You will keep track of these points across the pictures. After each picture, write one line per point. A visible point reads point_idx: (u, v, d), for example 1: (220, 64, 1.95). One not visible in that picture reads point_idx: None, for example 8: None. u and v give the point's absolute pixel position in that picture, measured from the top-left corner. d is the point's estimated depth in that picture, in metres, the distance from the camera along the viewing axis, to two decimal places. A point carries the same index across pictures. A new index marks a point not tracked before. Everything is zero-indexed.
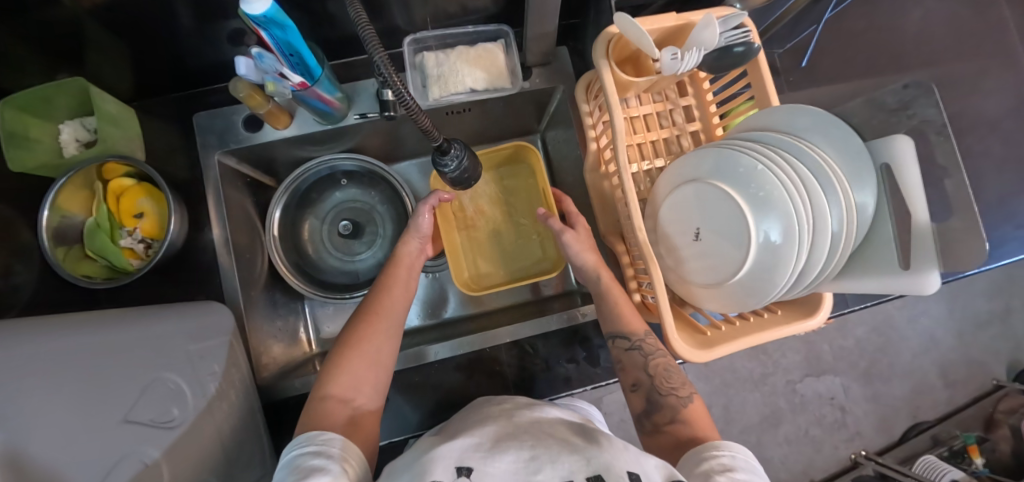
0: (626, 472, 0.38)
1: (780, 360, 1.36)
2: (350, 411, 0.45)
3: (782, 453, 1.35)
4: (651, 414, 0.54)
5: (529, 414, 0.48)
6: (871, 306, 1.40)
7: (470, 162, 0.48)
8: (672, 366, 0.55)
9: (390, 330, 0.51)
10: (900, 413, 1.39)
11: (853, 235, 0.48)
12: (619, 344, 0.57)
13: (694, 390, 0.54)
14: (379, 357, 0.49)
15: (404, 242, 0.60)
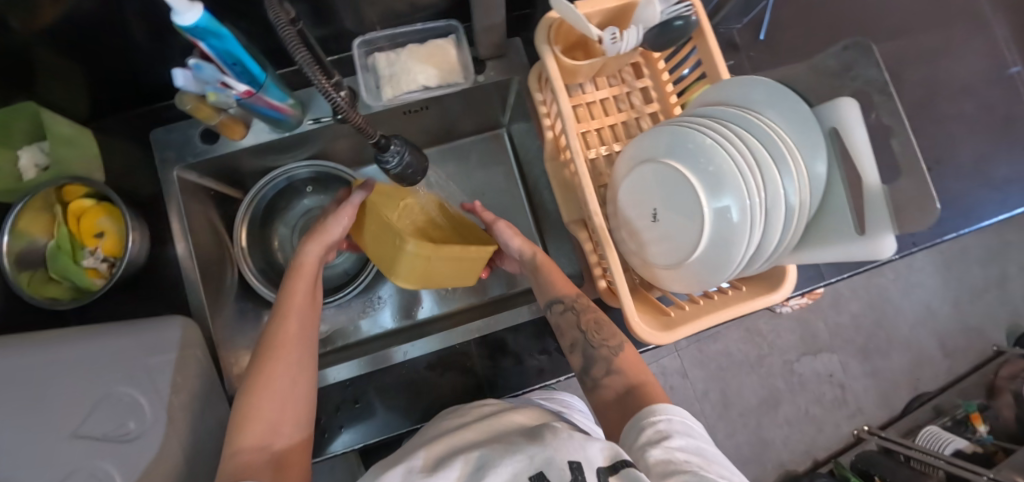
0: (568, 461, 0.38)
1: (775, 341, 1.36)
2: (272, 455, 0.42)
3: (784, 435, 1.33)
4: (589, 370, 0.53)
5: (484, 423, 0.49)
6: (864, 280, 1.40)
7: (413, 157, 0.49)
8: (602, 321, 0.56)
9: (300, 361, 0.48)
10: (901, 386, 1.37)
11: (808, 204, 0.47)
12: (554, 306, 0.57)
13: (624, 338, 0.54)
14: (292, 392, 0.46)
15: (304, 249, 0.54)
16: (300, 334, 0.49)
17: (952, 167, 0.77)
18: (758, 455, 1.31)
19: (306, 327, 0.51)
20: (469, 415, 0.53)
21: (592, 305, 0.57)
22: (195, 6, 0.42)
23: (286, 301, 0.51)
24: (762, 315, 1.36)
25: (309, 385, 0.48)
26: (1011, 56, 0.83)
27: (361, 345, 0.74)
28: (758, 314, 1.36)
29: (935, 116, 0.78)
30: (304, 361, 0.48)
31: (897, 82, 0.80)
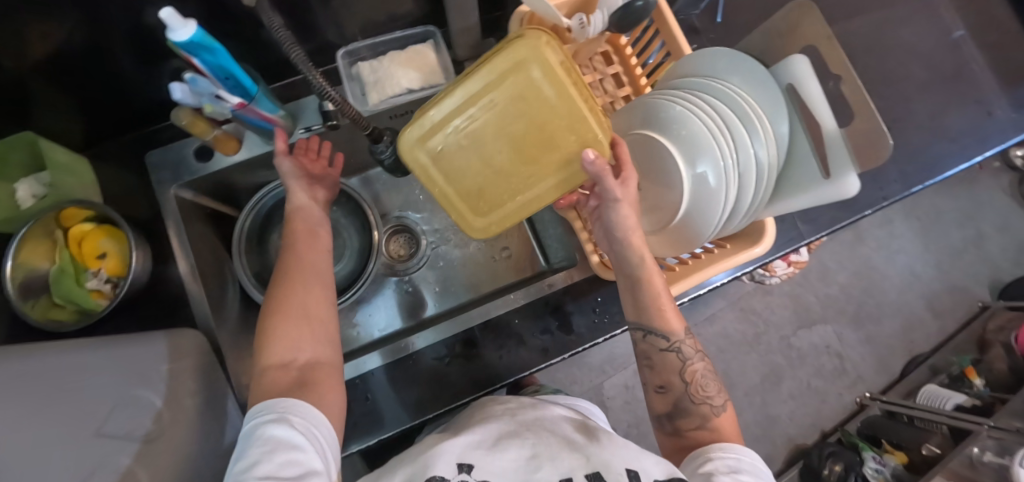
0: (624, 469, 0.42)
1: (770, 317, 1.39)
2: (298, 371, 0.45)
3: (789, 410, 1.35)
4: (673, 417, 0.53)
5: (531, 413, 0.51)
6: (848, 251, 1.44)
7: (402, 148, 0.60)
8: (709, 372, 0.54)
9: (308, 287, 0.50)
10: (896, 350, 1.41)
11: (776, 158, 0.51)
12: (655, 343, 0.54)
13: (727, 399, 0.54)
14: (314, 317, 0.49)
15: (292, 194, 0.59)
16: (305, 266, 0.52)
17: (912, 125, 0.81)
18: (766, 431, 1.33)
19: (309, 259, 0.53)
20: (512, 404, 0.54)
21: (698, 349, 0.55)
22: (188, 23, 0.44)
23: (288, 243, 0.55)
24: (755, 294, 1.39)
25: (326, 303, 0.50)
26: (952, 19, 0.89)
27: (366, 348, 0.75)
28: (751, 292, 1.39)
29: (889, 79, 0.84)
30: (314, 286, 0.51)
31: (849, 52, 0.86)
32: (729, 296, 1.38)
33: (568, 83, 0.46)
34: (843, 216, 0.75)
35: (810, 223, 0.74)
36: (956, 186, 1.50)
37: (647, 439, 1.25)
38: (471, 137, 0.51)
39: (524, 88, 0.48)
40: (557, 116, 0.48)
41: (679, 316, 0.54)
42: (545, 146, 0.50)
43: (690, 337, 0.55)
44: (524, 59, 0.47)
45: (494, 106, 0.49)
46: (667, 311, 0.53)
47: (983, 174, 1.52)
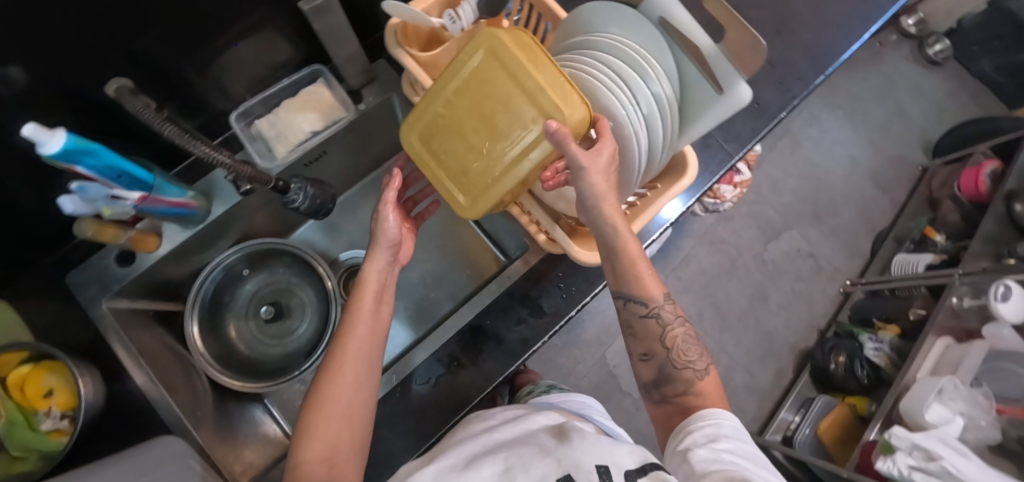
0: (596, 465, 0.42)
1: (739, 241, 1.44)
2: (329, 469, 0.44)
3: (783, 320, 1.40)
4: (659, 384, 0.55)
5: (509, 427, 0.51)
6: (787, 159, 1.52)
7: (316, 190, 0.59)
8: (690, 335, 0.56)
9: (362, 378, 0.48)
10: (859, 233, 1.48)
11: (671, 88, 0.52)
12: (634, 310, 0.56)
13: (709, 363, 0.55)
14: (349, 410, 0.46)
15: (370, 262, 0.54)
16: (357, 346, 0.49)
17: (799, 22, 0.85)
18: (768, 347, 1.38)
19: (372, 344, 0.50)
20: (495, 419, 0.55)
21: (677, 315, 0.56)
22: (56, 133, 0.42)
23: (351, 317, 0.51)
24: (718, 223, 1.44)
25: (365, 400, 0.48)
26: None
27: None
28: (713, 224, 1.43)
29: None
30: (360, 372, 0.48)
31: None
32: (695, 234, 1.42)
33: (529, 63, 0.47)
34: (763, 124, 0.78)
35: (736, 140, 0.77)
36: (864, 67, 1.59)
37: None
38: (449, 127, 0.54)
39: (489, 69, 0.49)
40: (520, 93, 0.48)
41: (657, 281, 0.56)
42: (512, 121, 0.49)
43: (670, 302, 0.56)
44: (485, 46, 0.49)
45: (466, 92, 0.52)
46: (647, 274, 0.55)
47: (886, 50, 1.61)
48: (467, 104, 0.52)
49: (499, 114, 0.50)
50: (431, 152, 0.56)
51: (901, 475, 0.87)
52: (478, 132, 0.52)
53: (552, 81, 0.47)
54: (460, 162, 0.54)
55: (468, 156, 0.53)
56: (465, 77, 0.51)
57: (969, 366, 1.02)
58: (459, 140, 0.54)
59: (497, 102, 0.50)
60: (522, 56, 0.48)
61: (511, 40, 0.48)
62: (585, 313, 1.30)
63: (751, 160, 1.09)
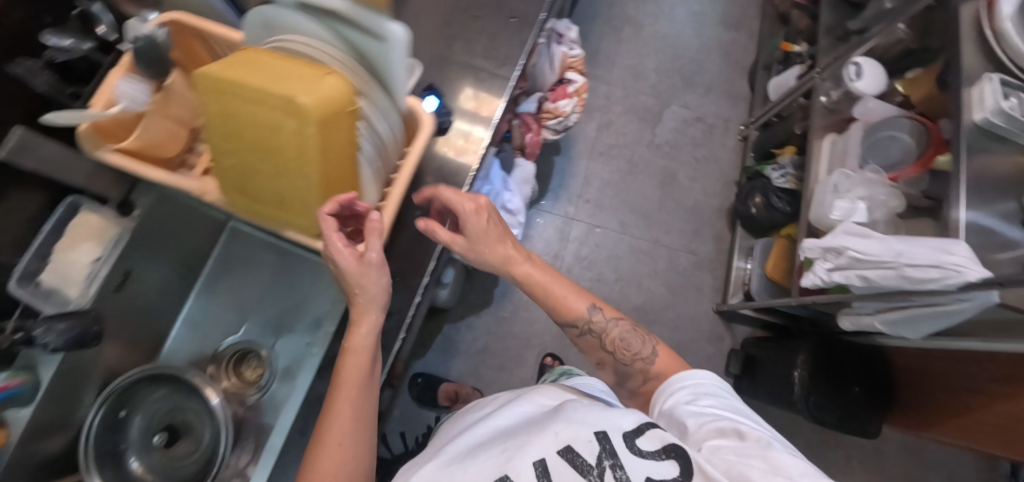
0: (593, 432, 0.45)
1: (629, 138, 1.44)
2: None
3: (699, 188, 1.41)
4: (624, 383, 0.62)
5: (507, 409, 0.53)
6: (638, 42, 1.52)
7: (72, 323, 0.56)
8: (631, 332, 0.62)
9: (359, 429, 0.51)
10: (731, 78, 1.50)
11: (347, 61, 0.49)
12: (573, 331, 0.63)
13: (655, 344, 0.60)
14: (347, 460, 0.49)
15: (355, 328, 0.52)
16: (349, 432, 0.50)
17: None
18: (697, 219, 1.39)
19: (361, 430, 0.51)
20: (490, 407, 0.57)
21: (613, 319, 0.62)
22: None
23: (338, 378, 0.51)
24: (602, 132, 1.43)
25: (364, 443, 0.51)
26: None
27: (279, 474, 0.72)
28: (597, 135, 1.43)
29: None
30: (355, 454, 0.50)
31: None
32: (585, 153, 1.41)
33: (262, 81, 0.40)
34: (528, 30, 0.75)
35: (507, 59, 0.74)
36: None
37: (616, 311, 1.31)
38: (246, 173, 0.47)
39: (227, 104, 0.42)
40: (271, 112, 0.42)
41: (580, 299, 0.62)
42: (284, 141, 0.43)
43: (597, 313, 0.62)
44: (211, 85, 0.41)
45: (231, 136, 0.45)
46: (567, 297, 0.61)
47: None
48: (240, 145, 0.45)
49: (270, 140, 0.44)
50: (256, 202, 0.51)
51: (826, 282, 0.91)
52: (269, 166, 0.46)
53: (292, 85, 0.41)
54: (281, 197, 0.49)
55: (279, 187, 0.48)
56: (216, 121, 0.44)
57: (852, 149, 1.04)
58: (261, 177, 0.47)
59: (262, 131, 0.43)
60: (246, 77, 0.41)
61: (229, 69, 0.41)
62: None
63: (578, 66, 1.07)
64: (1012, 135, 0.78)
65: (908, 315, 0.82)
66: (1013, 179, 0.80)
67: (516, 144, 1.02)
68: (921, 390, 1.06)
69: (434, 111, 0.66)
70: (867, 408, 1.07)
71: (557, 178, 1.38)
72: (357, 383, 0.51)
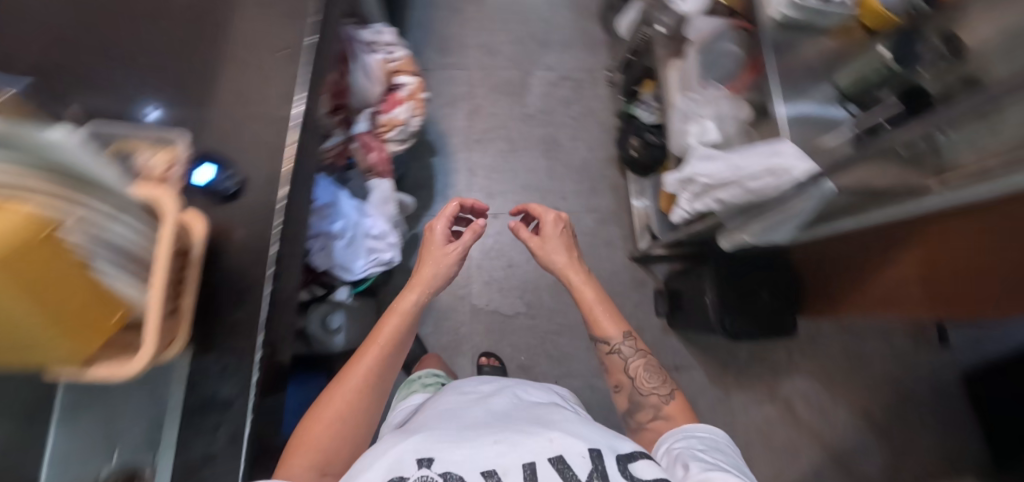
0: (586, 449, 0.57)
1: (502, 117, 1.41)
2: (337, 420, 0.66)
3: (584, 145, 1.40)
4: (634, 414, 0.81)
5: (506, 394, 0.72)
6: (484, 18, 1.48)
7: None
8: (648, 368, 0.82)
9: (382, 358, 0.72)
10: (583, 29, 1.50)
11: None
12: (604, 348, 0.85)
13: (671, 390, 0.79)
14: (363, 379, 0.70)
15: (405, 297, 0.77)
16: (367, 370, 0.70)
17: None
18: (590, 175, 1.39)
19: (382, 381, 0.72)
20: (474, 392, 0.74)
21: (634, 350, 0.83)
22: None
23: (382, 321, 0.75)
24: (473, 118, 1.40)
25: (380, 372, 0.72)
26: None
27: None
28: (469, 124, 1.40)
29: None
30: (363, 393, 0.69)
31: None
32: (461, 147, 1.37)
33: None
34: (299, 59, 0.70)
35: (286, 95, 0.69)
36: None
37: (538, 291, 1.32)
38: None
39: None
40: None
41: (616, 325, 0.84)
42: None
43: (626, 342, 0.83)
44: None
45: None
46: (608, 322, 0.84)
47: None
48: None
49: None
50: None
51: (693, 212, 0.90)
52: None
53: None
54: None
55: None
56: None
57: (692, 70, 1.02)
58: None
59: None
60: None
61: None
62: None
63: (405, 67, 1.03)
64: (812, 19, 0.80)
65: (769, 222, 0.82)
66: (822, 66, 0.83)
67: (363, 167, 0.98)
68: (822, 278, 1.10)
69: (212, 183, 0.62)
70: (778, 310, 1.10)
71: (441, 179, 1.34)
72: (386, 347, 0.73)
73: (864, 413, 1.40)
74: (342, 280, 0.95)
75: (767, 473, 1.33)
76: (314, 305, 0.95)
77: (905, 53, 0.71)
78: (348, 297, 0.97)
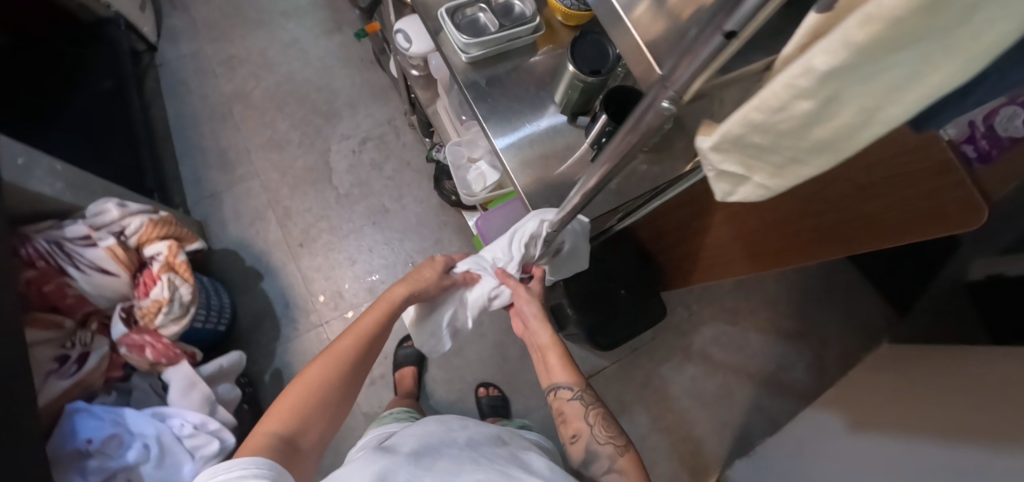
0: None
1: (318, 206, 1.30)
2: (299, 424, 0.57)
3: (412, 199, 1.33)
4: (589, 463, 0.63)
5: (485, 439, 0.68)
6: (257, 111, 1.35)
7: None
8: (607, 416, 0.65)
9: (357, 346, 0.65)
10: (365, 81, 1.40)
11: None
12: (563, 395, 0.66)
13: (627, 441, 0.63)
14: (335, 371, 0.62)
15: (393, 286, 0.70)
16: (342, 360, 0.63)
17: None
18: (431, 227, 1.31)
19: (355, 372, 0.64)
20: (454, 427, 0.70)
21: (596, 398, 0.66)
22: None
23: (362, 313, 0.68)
24: (288, 221, 1.28)
25: (354, 364, 0.64)
26: None
27: None
28: (287, 228, 1.28)
29: None
30: (339, 367, 0.63)
31: None
32: (287, 259, 1.26)
33: None
34: None
35: None
36: None
37: (425, 367, 1.25)
38: None
39: None
40: None
41: (573, 368, 0.68)
42: None
43: (586, 388, 0.66)
44: None
45: None
46: (561, 364, 0.68)
47: None
48: None
49: None
50: None
51: None
52: None
53: None
54: None
55: None
56: None
57: (451, 112, 0.95)
58: None
59: None
60: None
61: None
62: None
63: (147, 235, 0.90)
64: (502, 49, 0.71)
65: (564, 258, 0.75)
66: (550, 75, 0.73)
67: (145, 367, 0.86)
68: (667, 253, 1.07)
69: None
70: (642, 297, 1.11)
71: (279, 300, 1.23)
72: (364, 336, 0.66)
73: (773, 329, 1.45)
74: None
75: (712, 427, 1.35)
76: None
77: (597, 60, 0.62)
78: None
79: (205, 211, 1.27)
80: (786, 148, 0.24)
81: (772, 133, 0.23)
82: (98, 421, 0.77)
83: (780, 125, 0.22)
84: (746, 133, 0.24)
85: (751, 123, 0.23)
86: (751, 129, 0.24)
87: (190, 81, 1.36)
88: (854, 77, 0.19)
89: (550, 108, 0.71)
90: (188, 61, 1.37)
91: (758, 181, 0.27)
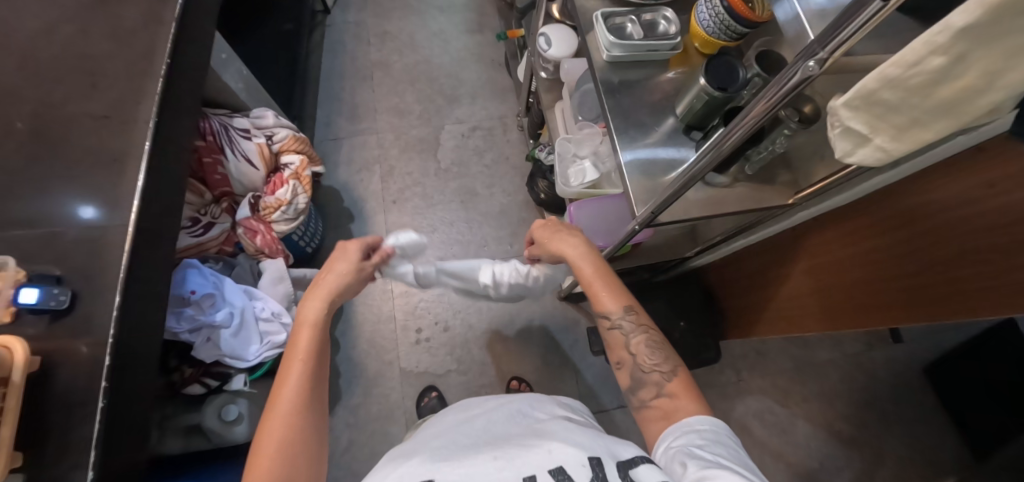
0: (591, 457, 0.50)
1: (418, 172, 1.43)
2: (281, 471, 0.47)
3: (500, 189, 1.42)
4: (635, 391, 0.65)
5: (505, 409, 0.65)
6: (393, 80, 1.53)
7: None
8: (649, 344, 0.66)
9: (299, 370, 0.54)
10: (490, 79, 1.54)
11: None
12: (603, 323, 0.69)
13: (674, 364, 0.65)
14: (293, 409, 0.51)
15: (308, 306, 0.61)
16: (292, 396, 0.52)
17: (121, 44, 0.79)
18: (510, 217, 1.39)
19: (314, 392, 0.55)
20: (476, 408, 0.67)
21: (636, 324, 0.67)
22: None
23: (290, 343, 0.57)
24: (390, 178, 1.42)
25: (312, 388, 0.55)
26: None
27: None
28: (386, 183, 1.41)
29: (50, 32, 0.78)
30: (300, 402, 0.52)
31: None
32: (379, 210, 1.38)
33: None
34: (135, 166, 0.73)
35: (125, 200, 0.71)
36: None
37: (467, 344, 1.29)
38: None
39: None
40: None
41: (613, 298, 0.68)
42: None
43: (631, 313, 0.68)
44: None
45: None
46: (608, 293, 0.69)
47: None
48: None
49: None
50: None
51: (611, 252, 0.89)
52: None
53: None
54: None
55: None
56: None
57: (568, 113, 1.04)
58: None
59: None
60: None
61: None
62: (355, 358, 1.25)
63: (290, 146, 1.07)
64: (641, 56, 0.79)
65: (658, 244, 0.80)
66: (675, 88, 0.80)
67: (251, 251, 1.00)
68: (737, 300, 1.07)
69: (37, 302, 0.63)
70: (698, 340, 1.11)
71: None
72: (302, 360, 0.55)
73: (823, 423, 1.35)
74: (236, 368, 0.92)
75: None
76: (210, 399, 0.91)
77: (727, 78, 0.67)
78: (247, 384, 0.93)
79: (326, 150, 1.43)
80: (910, 104, 0.33)
81: (901, 90, 0.32)
82: (203, 279, 0.88)
83: (914, 80, 0.31)
84: (879, 87, 0.33)
85: (891, 78, 0.32)
86: (884, 84, 0.33)
87: (347, 43, 1.57)
88: (985, 43, 0.27)
89: (671, 119, 0.76)
90: (351, 27, 1.60)
91: (879, 141, 0.36)
